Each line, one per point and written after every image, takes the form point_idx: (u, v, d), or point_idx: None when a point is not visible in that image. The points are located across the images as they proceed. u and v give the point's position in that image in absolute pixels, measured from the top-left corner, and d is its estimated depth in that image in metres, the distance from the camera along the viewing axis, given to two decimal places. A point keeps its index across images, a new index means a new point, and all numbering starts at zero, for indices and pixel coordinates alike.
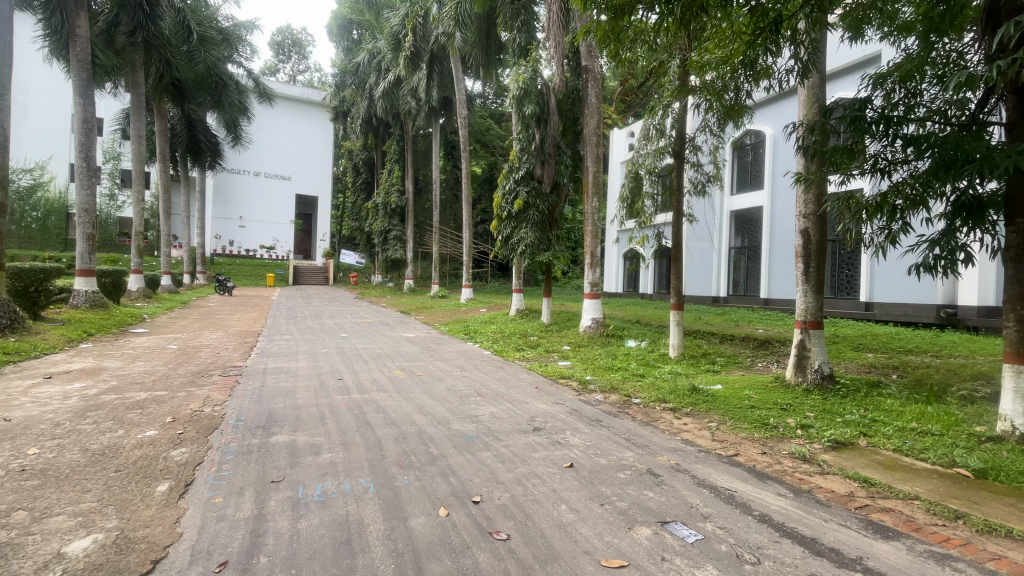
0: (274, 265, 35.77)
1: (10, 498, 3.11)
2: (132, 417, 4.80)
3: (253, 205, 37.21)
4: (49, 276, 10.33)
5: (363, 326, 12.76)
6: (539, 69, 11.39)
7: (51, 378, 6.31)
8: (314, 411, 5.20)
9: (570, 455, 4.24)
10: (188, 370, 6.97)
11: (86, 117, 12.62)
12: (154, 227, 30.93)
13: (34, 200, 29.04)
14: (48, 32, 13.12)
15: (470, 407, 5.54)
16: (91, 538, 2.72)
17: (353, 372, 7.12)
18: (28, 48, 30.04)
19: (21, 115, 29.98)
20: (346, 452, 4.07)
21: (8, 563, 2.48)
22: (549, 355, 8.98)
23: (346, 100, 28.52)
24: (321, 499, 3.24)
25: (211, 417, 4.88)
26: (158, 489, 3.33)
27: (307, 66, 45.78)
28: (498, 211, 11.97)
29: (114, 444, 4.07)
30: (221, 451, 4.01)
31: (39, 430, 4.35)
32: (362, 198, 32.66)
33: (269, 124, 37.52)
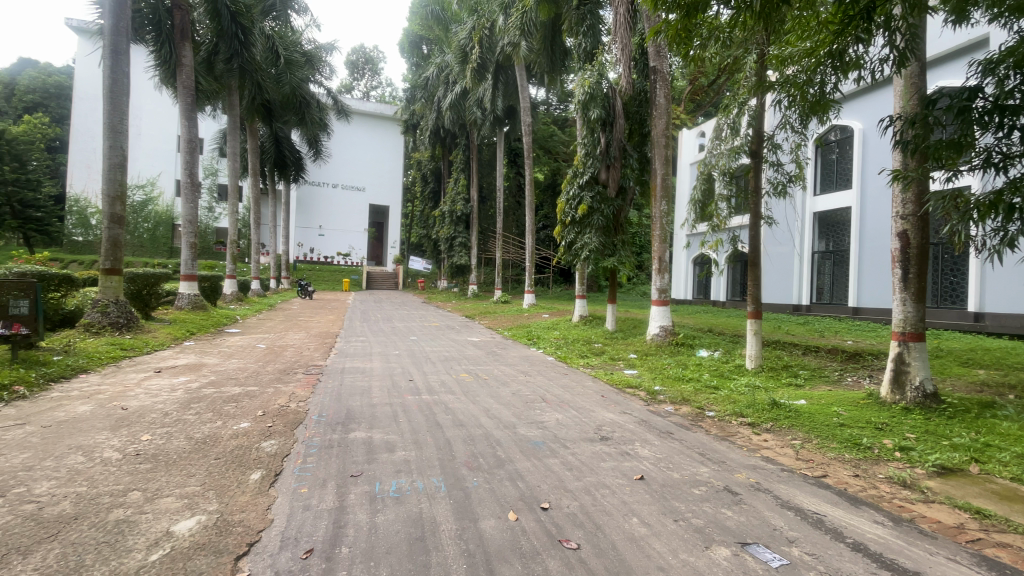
0: (349, 271, 37.85)
1: (127, 479, 3.49)
2: (228, 410, 5.24)
3: (331, 214, 39.71)
4: (159, 281, 11.56)
5: (430, 329, 13.18)
6: (605, 72, 11.21)
7: (160, 372, 7.03)
8: (388, 410, 5.41)
9: (640, 466, 4.11)
10: (275, 368, 7.51)
11: (190, 139, 14.03)
12: (245, 236, 33.86)
13: (145, 213, 32.34)
14: (160, 63, 14.68)
15: (536, 412, 5.53)
16: (195, 519, 2.99)
17: (423, 374, 7.36)
18: (142, 78, 34.08)
19: (136, 137, 34.10)
20: (418, 451, 4.20)
21: (127, 538, 2.76)
22: (614, 363, 8.79)
23: (415, 113, 29.80)
24: (396, 496, 3.36)
25: (296, 412, 5.22)
26: (251, 477, 3.60)
27: (379, 81, 48.35)
28: (562, 217, 11.94)
29: (213, 434, 4.45)
30: (305, 444, 4.27)
31: (151, 419, 4.85)
32: (430, 207, 33.83)
33: (345, 139, 39.95)
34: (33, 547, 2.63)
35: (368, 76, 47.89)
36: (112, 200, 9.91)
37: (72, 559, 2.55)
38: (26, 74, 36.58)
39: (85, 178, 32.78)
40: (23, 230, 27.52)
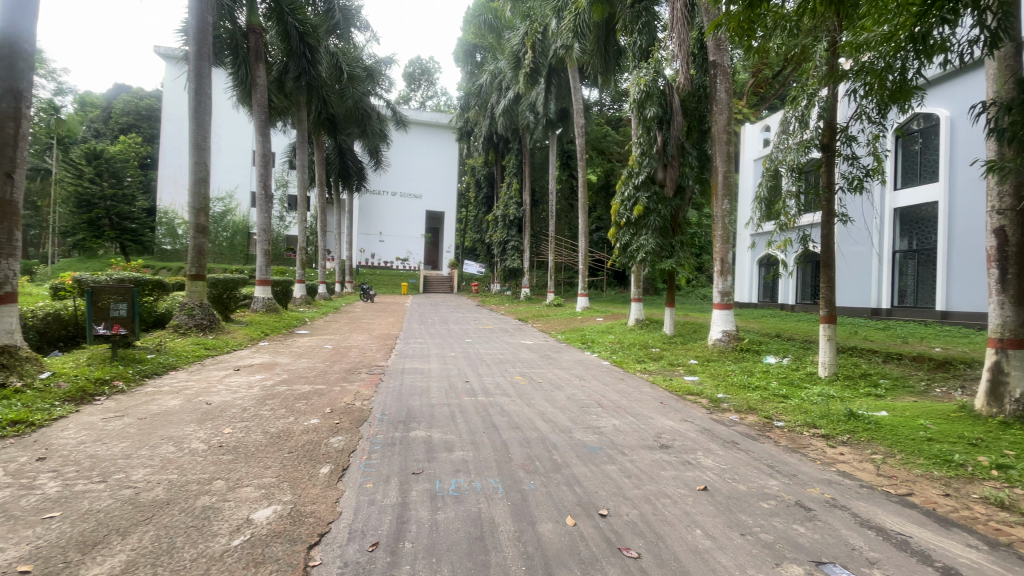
0: (407, 275, 39.12)
1: (212, 469, 3.78)
2: (299, 406, 5.56)
3: (390, 220, 41.27)
4: (237, 285, 12.48)
5: (484, 332, 13.36)
6: (661, 68, 10.88)
7: (239, 370, 7.58)
8: (446, 410, 5.54)
9: (702, 477, 3.96)
10: (341, 368, 7.88)
11: (264, 153, 15.04)
12: (312, 243, 35.92)
13: (225, 223, 34.95)
14: (238, 84, 15.84)
15: (593, 418, 5.46)
16: (271, 509, 3.19)
17: (478, 376, 7.46)
18: (221, 99, 37.04)
19: (217, 154, 37.07)
20: (476, 452, 4.27)
21: (213, 523, 2.99)
22: (674, 369, 8.52)
23: (469, 120, 30.47)
24: (456, 495, 3.43)
25: (361, 410, 5.46)
26: (321, 471, 3.80)
27: (434, 91, 49.83)
28: (617, 218, 11.73)
29: (287, 429, 4.74)
30: (369, 441, 4.46)
31: (232, 414, 5.24)
32: (483, 212, 34.36)
33: (403, 148, 41.45)
34: (133, 528, 2.90)
35: (424, 86, 49.39)
36: (197, 211, 10.80)
37: (165, 540, 2.78)
38: (123, 100, 40.73)
39: (173, 193, 35.99)
40: (122, 240, 30.56)
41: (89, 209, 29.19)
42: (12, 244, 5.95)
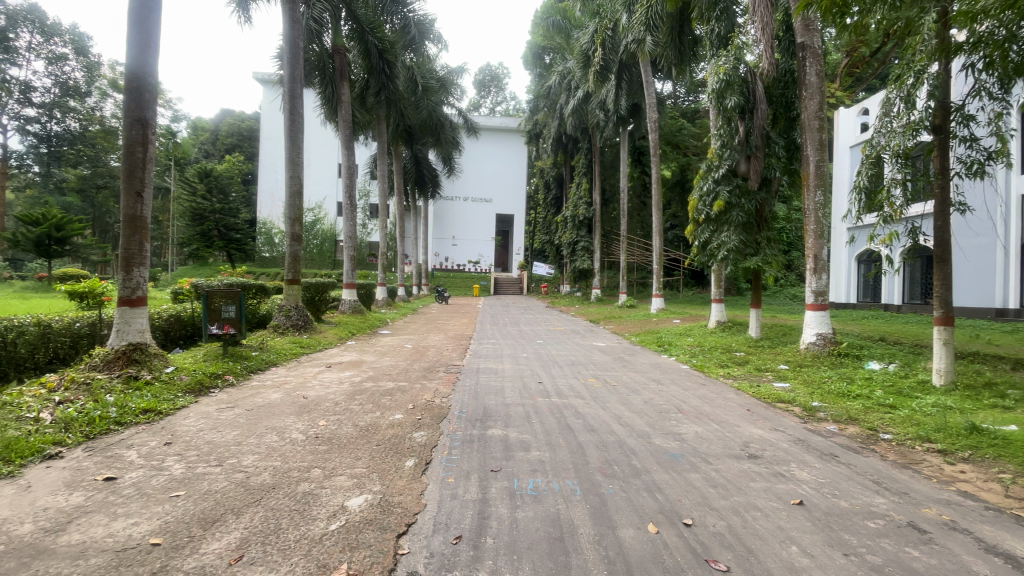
0: (479, 278, 40.01)
1: (311, 458, 4.11)
2: (384, 402, 5.89)
3: (462, 225, 42.48)
4: (327, 288, 13.46)
5: (556, 334, 13.37)
6: (742, 55, 10.29)
7: (330, 367, 8.17)
8: (521, 410, 5.61)
9: (797, 490, 3.68)
10: (420, 367, 8.24)
11: (349, 165, 16.07)
12: (392, 248, 37.93)
13: (315, 231, 37.49)
14: (325, 102, 17.07)
15: (672, 423, 5.27)
16: (363, 497, 3.41)
17: (552, 377, 7.47)
18: (311, 117, 40.17)
19: (307, 168, 40.28)
20: (552, 452, 4.28)
21: (313, 508, 3.25)
22: (761, 374, 7.98)
23: (538, 123, 30.67)
24: (534, 494, 3.46)
25: (440, 407, 5.67)
26: (406, 464, 4.00)
27: (503, 96, 50.70)
28: (695, 215, 11.21)
29: (374, 424, 5.03)
30: (449, 438, 4.62)
31: (326, 407, 5.66)
32: (553, 213, 34.42)
33: (474, 154, 42.55)
34: (245, 509, 3.21)
35: (494, 92, 50.35)
36: (292, 221, 11.78)
37: (272, 522, 3.06)
38: (228, 123, 45.42)
39: (271, 205, 39.58)
40: (228, 249, 33.99)
41: (201, 222, 32.80)
42: (142, 255, 6.81)
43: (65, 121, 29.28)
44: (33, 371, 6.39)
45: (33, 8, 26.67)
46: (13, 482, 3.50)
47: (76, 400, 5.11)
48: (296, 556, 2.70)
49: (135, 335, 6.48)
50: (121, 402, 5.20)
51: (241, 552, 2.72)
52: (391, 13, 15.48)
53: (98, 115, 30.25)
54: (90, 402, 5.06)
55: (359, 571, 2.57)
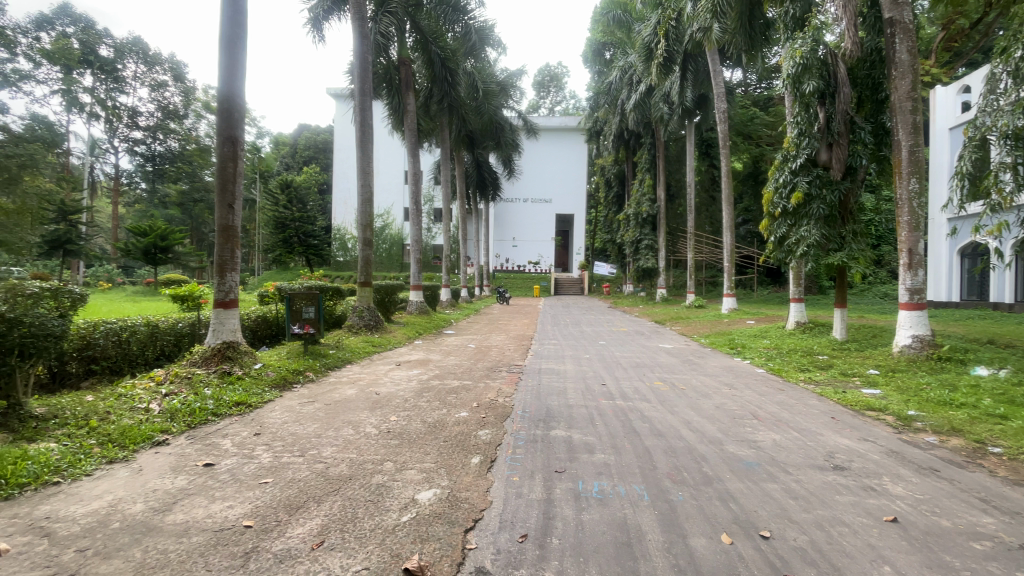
0: (540, 278, 40.03)
1: (383, 451, 4.32)
2: (450, 400, 6.06)
3: (523, 226, 42.77)
4: (396, 289, 14.07)
5: (620, 334, 13.13)
6: (820, 36, 9.62)
7: (399, 365, 8.53)
8: (585, 411, 5.57)
9: (889, 506, 3.37)
10: (484, 366, 8.39)
11: (415, 172, 16.68)
12: (455, 251, 38.98)
13: (384, 236, 39.36)
14: (392, 113, 17.85)
15: (746, 430, 4.99)
16: (433, 491, 3.54)
17: (616, 379, 7.33)
18: (379, 128, 42.16)
19: (377, 176, 42.34)
20: (617, 455, 4.21)
21: (387, 499, 3.41)
22: (847, 380, 7.36)
23: (599, 120, 30.24)
24: (600, 497, 3.43)
25: (504, 407, 5.74)
26: (472, 461, 4.09)
27: (563, 95, 50.51)
28: (769, 208, 10.55)
29: (441, 420, 5.19)
30: (514, 436, 4.68)
31: (396, 404, 5.92)
32: (614, 211, 33.75)
33: (534, 155, 42.72)
34: (325, 498, 3.43)
35: (554, 92, 50.25)
36: (364, 227, 12.41)
37: (349, 511, 3.24)
38: (305, 137, 48.72)
39: (344, 213, 41.99)
40: (307, 254, 36.26)
41: (283, 230, 35.37)
42: (234, 260, 7.47)
43: (167, 141, 32.67)
44: (145, 366, 7.20)
45: (139, 41, 29.99)
46: (128, 465, 3.95)
47: (180, 392, 5.69)
48: (371, 544, 2.84)
49: (227, 334, 7.10)
50: (217, 395, 5.74)
51: (322, 538, 2.91)
52: (453, 22, 15.96)
53: (194, 135, 33.52)
54: (191, 395, 5.61)
55: (429, 562, 2.67)
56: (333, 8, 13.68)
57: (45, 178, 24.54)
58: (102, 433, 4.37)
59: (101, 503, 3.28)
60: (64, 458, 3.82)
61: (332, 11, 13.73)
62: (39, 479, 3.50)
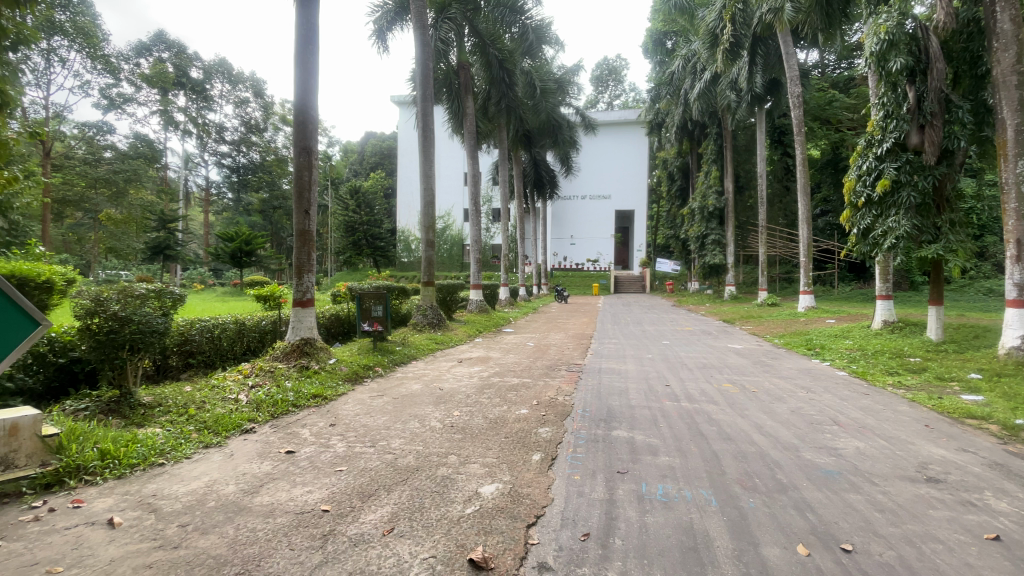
0: (600, 276, 39.42)
1: (447, 445, 4.47)
2: (511, 397, 6.14)
3: (582, 224, 42.32)
4: (457, 288, 14.45)
5: (684, 334, 12.67)
6: (909, 9, 8.82)
7: (461, 362, 8.75)
8: (647, 412, 5.45)
9: (992, 523, 3.03)
10: (543, 364, 8.42)
11: (474, 174, 16.93)
12: (514, 250, 39.30)
13: (445, 236, 40.45)
14: (452, 116, 18.26)
15: (825, 437, 4.67)
16: (495, 486, 3.61)
17: (680, 380, 7.10)
18: (440, 131, 43.31)
19: (439, 179, 43.58)
20: (682, 458, 4.09)
21: (451, 491, 3.53)
22: (944, 385, 6.67)
23: (660, 111, 29.36)
24: (664, 500, 3.35)
25: (564, 405, 5.74)
26: (533, 457, 4.14)
27: (622, 89, 49.46)
28: (852, 198, 9.84)
29: (502, 417, 5.28)
30: (574, 435, 4.67)
31: (459, 399, 6.09)
32: (678, 205, 32.56)
33: (593, 151, 42.13)
34: (394, 487, 3.61)
35: (612, 86, 49.35)
36: (427, 229, 12.82)
37: (417, 501, 3.39)
38: (372, 144, 51.11)
39: (408, 215, 43.59)
40: (374, 256, 38.04)
41: (353, 233, 37.21)
42: (310, 262, 7.97)
43: (249, 153, 35.42)
44: (234, 360, 7.88)
45: (224, 62, 32.74)
46: (221, 450, 4.35)
47: (264, 384, 6.19)
48: (438, 534, 2.95)
49: (305, 331, 7.62)
50: (297, 387, 6.19)
51: (392, 525, 3.06)
52: (510, 23, 15.66)
53: (273, 146, 36.12)
54: (273, 387, 6.09)
55: (493, 554, 2.74)
56: (396, 18, 14.23)
57: (148, 190, 27.41)
58: (199, 420, 4.84)
59: (199, 483, 3.64)
60: (167, 442, 4.27)
61: (395, 21, 14.29)
62: (147, 460, 3.93)
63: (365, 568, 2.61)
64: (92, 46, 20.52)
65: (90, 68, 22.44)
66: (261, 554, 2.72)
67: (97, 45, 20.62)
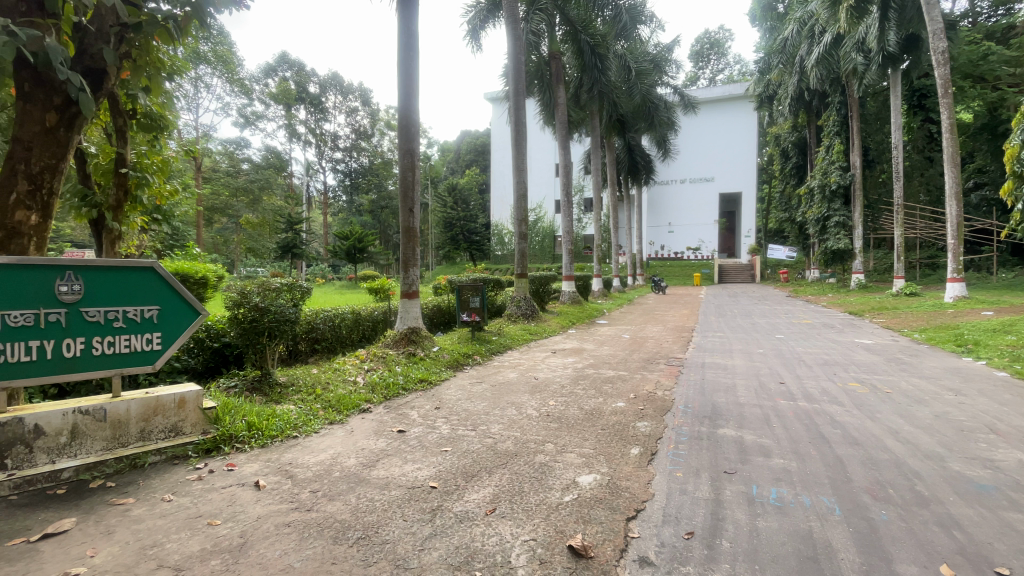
0: (701, 265, 37.23)
1: (544, 433, 4.54)
2: (607, 389, 6.07)
3: (681, 210, 40.18)
4: (549, 280, 14.54)
5: (800, 327, 11.54)
6: None
7: (556, 353, 8.81)
8: (758, 411, 5.08)
9: None
10: (640, 357, 8.18)
11: (566, 164, 16.75)
12: (607, 240, 38.58)
13: (537, 228, 40.83)
14: (544, 107, 18.30)
15: (978, 446, 4.00)
16: (593, 476, 3.61)
17: (796, 377, 6.49)
18: (532, 124, 43.58)
19: (531, 171, 43.93)
20: (800, 462, 3.75)
21: (550, 479, 3.58)
22: None
23: (771, 83, 26.85)
24: (778, 504, 3.11)
25: (664, 400, 5.54)
26: (632, 451, 4.06)
27: (726, 63, 45.92)
28: (1011, 168, 8.24)
29: (598, 409, 5.24)
30: (676, 431, 4.50)
31: (554, 389, 6.16)
32: (792, 185, 29.56)
33: (694, 132, 39.69)
34: (495, 470, 3.76)
35: (714, 61, 46.01)
36: (520, 221, 12.97)
37: (517, 485, 3.49)
38: (467, 141, 52.97)
39: (501, 209, 44.61)
40: (470, 250, 39.59)
41: (451, 229, 38.95)
42: (416, 256, 8.50)
43: (360, 158, 38.59)
44: (351, 346, 8.69)
45: (337, 76, 35.85)
46: (343, 426, 4.84)
47: (378, 368, 6.79)
48: (538, 518, 3.03)
49: (412, 320, 8.14)
50: (405, 372, 6.70)
51: (494, 506, 3.20)
52: (601, 7, 15.41)
53: (380, 150, 39.03)
54: (385, 371, 6.66)
55: (593, 543, 2.74)
56: (489, 16, 14.52)
57: (278, 196, 31.11)
58: (324, 399, 5.42)
59: (325, 455, 4.09)
60: (300, 418, 4.84)
61: (487, 19, 14.59)
62: (284, 433, 4.49)
63: (470, 544, 2.76)
64: (229, 71, 23.61)
65: (230, 91, 25.92)
66: (378, 522, 3.00)
67: (233, 71, 23.64)
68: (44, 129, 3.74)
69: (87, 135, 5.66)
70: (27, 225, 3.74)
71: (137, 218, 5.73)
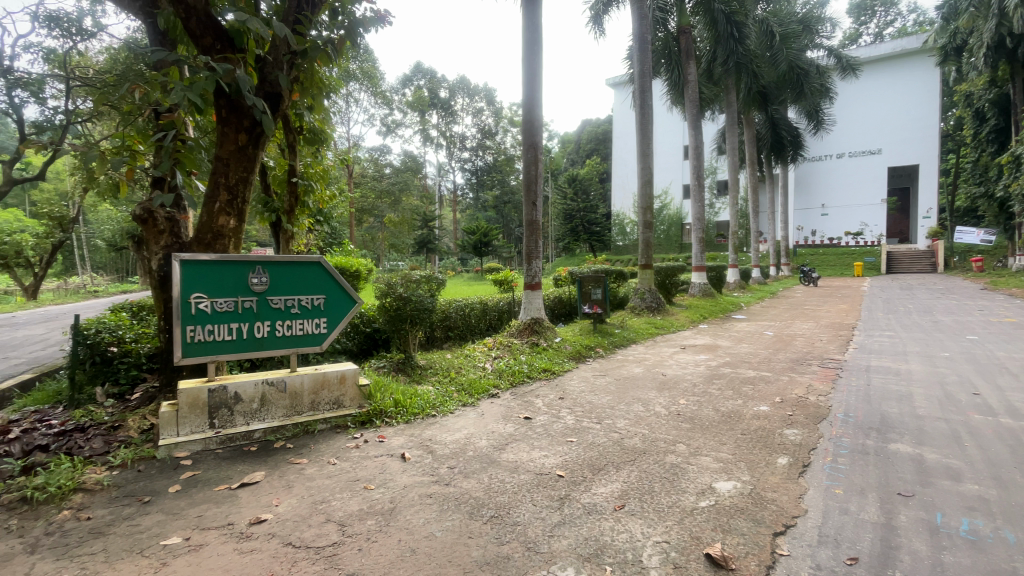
0: (863, 252, 32.16)
1: (675, 433, 4.31)
2: (746, 391, 5.55)
3: (837, 189, 35.10)
4: (677, 270, 13.67)
5: (1004, 326, 9.35)
6: None
7: (685, 348, 8.32)
8: (943, 426, 4.23)
9: None
10: (786, 357, 7.34)
11: (697, 146, 15.63)
12: (743, 226, 35.40)
13: (663, 217, 38.93)
14: (672, 86, 17.29)
15: None
16: (732, 484, 3.33)
17: (999, 388, 5.28)
18: (658, 106, 41.40)
19: (657, 156, 41.88)
20: (1006, 491, 3.05)
21: (682, 481, 3.39)
22: None
23: (960, 30, 22.07)
24: (972, 539, 2.57)
25: (817, 406, 4.91)
26: (778, 460, 3.66)
27: (896, 13, 38.91)
28: None
29: (737, 411, 4.84)
30: (834, 443, 3.94)
31: (685, 387, 5.82)
32: (992, 153, 24.00)
33: (853, 98, 34.26)
34: (623, 465, 3.67)
35: (881, 12, 39.23)
36: (645, 210, 12.44)
37: (646, 483, 3.38)
38: (589, 131, 52.30)
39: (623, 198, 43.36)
40: (591, 241, 39.36)
41: (571, 220, 39.07)
42: (538, 248, 8.64)
43: (485, 156, 40.44)
44: (480, 334, 9.17)
45: (464, 79, 37.82)
46: (474, 409, 5.13)
47: (504, 356, 7.08)
48: (670, 520, 2.89)
49: (535, 311, 8.30)
50: (530, 361, 6.88)
51: (623, 502, 3.13)
52: None
53: (504, 147, 40.45)
54: (511, 359, 6.91)
55: (734, 555, 2.54)
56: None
57: (415, 196, 34.01)
58: (458, 383, 5.81)
59: (460, 435, 4.38)
60: (438, 399, 5.25)
61: (611, 2, 14.14)
62: (424, 411, 4.90)
63: (599, 537, 2.74)
64: (373, 85, 26.31)
65: (374, 103, 28.91)
66: (508, 503, 3.12)
67: (376, 85, 26.26)
68: (237, 148, 4.53)
69: (267, 151, 6.74)
70: (227, 228, 4.59)
71: (306, 221, 6.65)
